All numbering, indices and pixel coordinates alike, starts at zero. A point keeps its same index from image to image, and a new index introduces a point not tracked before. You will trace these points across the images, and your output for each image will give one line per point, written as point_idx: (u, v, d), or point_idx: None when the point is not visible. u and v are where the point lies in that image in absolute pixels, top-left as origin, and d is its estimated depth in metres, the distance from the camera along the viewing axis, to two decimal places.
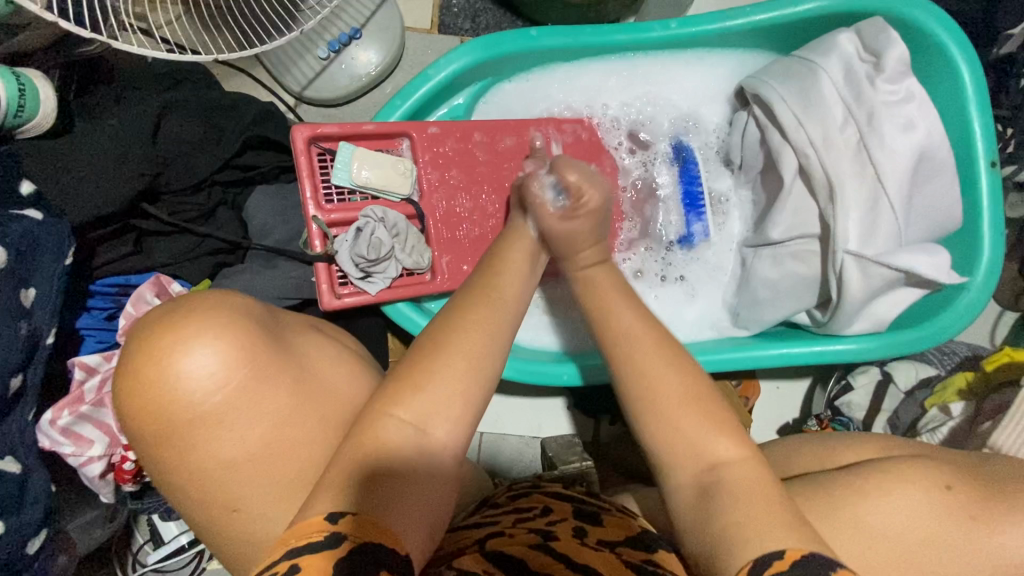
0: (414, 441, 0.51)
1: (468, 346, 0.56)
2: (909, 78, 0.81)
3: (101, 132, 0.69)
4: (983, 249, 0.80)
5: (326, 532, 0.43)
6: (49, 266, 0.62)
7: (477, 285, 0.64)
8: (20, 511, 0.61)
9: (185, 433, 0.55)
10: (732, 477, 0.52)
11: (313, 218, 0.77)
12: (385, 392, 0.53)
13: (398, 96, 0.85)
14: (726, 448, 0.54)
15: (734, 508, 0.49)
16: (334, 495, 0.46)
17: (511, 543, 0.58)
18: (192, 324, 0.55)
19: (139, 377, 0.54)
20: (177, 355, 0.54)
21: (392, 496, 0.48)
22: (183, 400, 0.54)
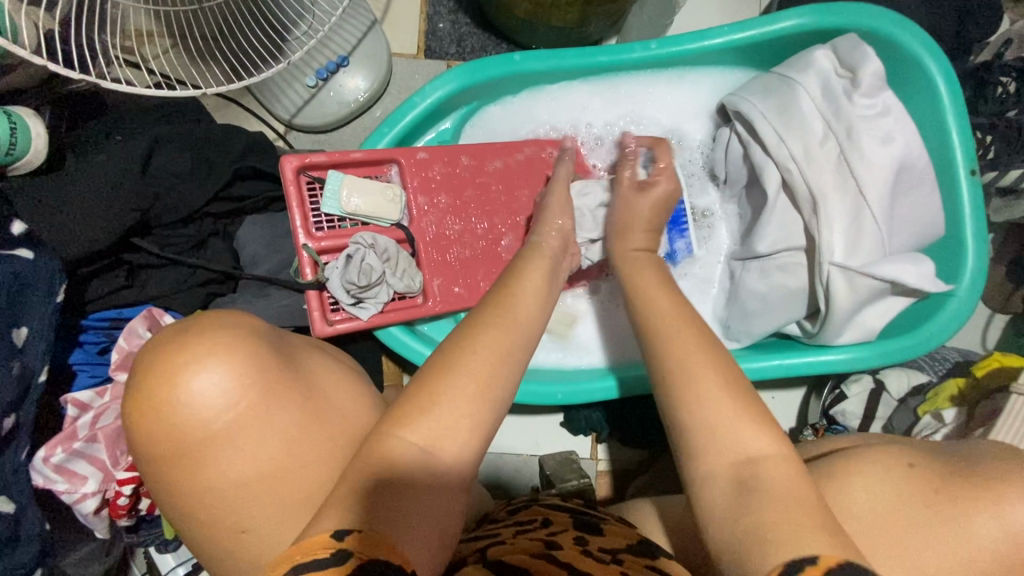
0: (422, 461, 0.50)
1: (469, 370, 0.54)
2: (885, 92, 0.82)
3: (95, 164, 0.70)
4: (967, 257, 0.81)
5: (330, 549, 0.42)
6: (40, 303, 0.63)
7: (488, 300, 0.64)
8: (13, 552, 0.61)
9: (196, 454, 0.54)
10: (766, 475, 0.49)
11: (303, 246, 0.78)
12: (394, 412, 0.52)
13: (385, 123, 0.86)
14: (763, 442, 0.51)
15: (759, 508, 0.46)
16: (341, 513, 0.45)
17: (512, 553, 0.59)
18: (205, 343, 0.56)
19: (148, 396, 0.54)
20: (189, 374, 0.54)
21: (400, 514, 0.46)
22: (195, 419, 0.54)
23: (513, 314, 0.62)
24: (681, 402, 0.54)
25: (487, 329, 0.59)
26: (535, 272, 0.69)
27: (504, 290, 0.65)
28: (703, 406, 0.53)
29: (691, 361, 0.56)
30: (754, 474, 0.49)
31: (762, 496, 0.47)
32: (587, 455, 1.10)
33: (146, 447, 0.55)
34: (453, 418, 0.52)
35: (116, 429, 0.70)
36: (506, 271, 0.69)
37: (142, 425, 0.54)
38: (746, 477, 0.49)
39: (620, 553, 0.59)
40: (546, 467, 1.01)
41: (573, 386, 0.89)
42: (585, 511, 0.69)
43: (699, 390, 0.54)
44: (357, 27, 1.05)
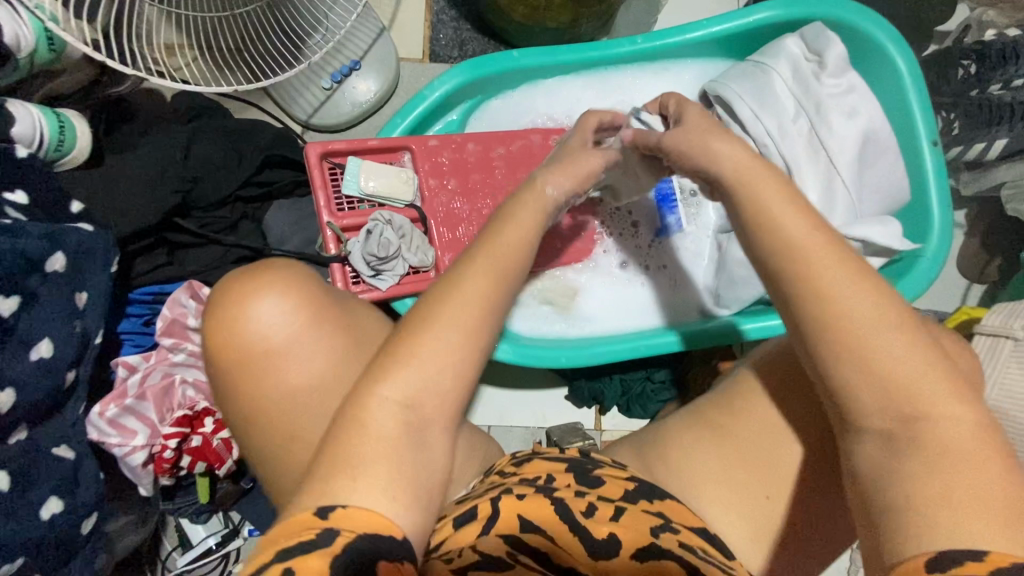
0: (405, 422, 0.52)
1: (443, 335, 0.54)
2: (850, 72, 0.91)
3: (142, 153, 0.80)
4: (933, 219, 0.88)
5: (315, 530, 0.46)
6: (98, 273, 0.70)
7: (470, 249, 0.60)
8: (77, 492, 0.67)
9: (255, 361, 0.61)
10: (938, 436, 0.49)
11: (328, 224, 0.85)
12: (375, 367, 0.53)
13: (398, 115, 0.95)
14: (952, 406, 0.50)
15: (914, 470, 0.49)
16: (326, 485, 0.48)
17: (523, 518, 0.60)
18: (285, 278, 0.63)
19: (224, 301, 0.62)
20: (259, 293, 0.61)
21: (388, 485, 0.50)
22: (258, 331, 0.61)
23: (484, 263, 0.58)
24: (850, 333, 0.51)
25: (472, 276, 0.57)
26: (537, 220, 0.63)
27: (495, 231, 0.61)
28: (878, 344, 0.51)
29: (849, 283, 0.51)
30: (921, 437, 0.50)
31: (918, 460, 0.49)
32: (591, 427, 1.15)
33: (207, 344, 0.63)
34: (422, 379, 0.53)
35: (162, 387, 0.78)
36: (499, 213, 0.64)
37: (212, 324, 0.62)
38: (909, 436, 0.50)
39: (620, 504, 0.64)
40: (551, 435, 1.08)
41: (575, 348, 0.95)
42: (584, 459, 0.71)
43: (873, 326, 0.51)
44: (367, 35, 1.15)
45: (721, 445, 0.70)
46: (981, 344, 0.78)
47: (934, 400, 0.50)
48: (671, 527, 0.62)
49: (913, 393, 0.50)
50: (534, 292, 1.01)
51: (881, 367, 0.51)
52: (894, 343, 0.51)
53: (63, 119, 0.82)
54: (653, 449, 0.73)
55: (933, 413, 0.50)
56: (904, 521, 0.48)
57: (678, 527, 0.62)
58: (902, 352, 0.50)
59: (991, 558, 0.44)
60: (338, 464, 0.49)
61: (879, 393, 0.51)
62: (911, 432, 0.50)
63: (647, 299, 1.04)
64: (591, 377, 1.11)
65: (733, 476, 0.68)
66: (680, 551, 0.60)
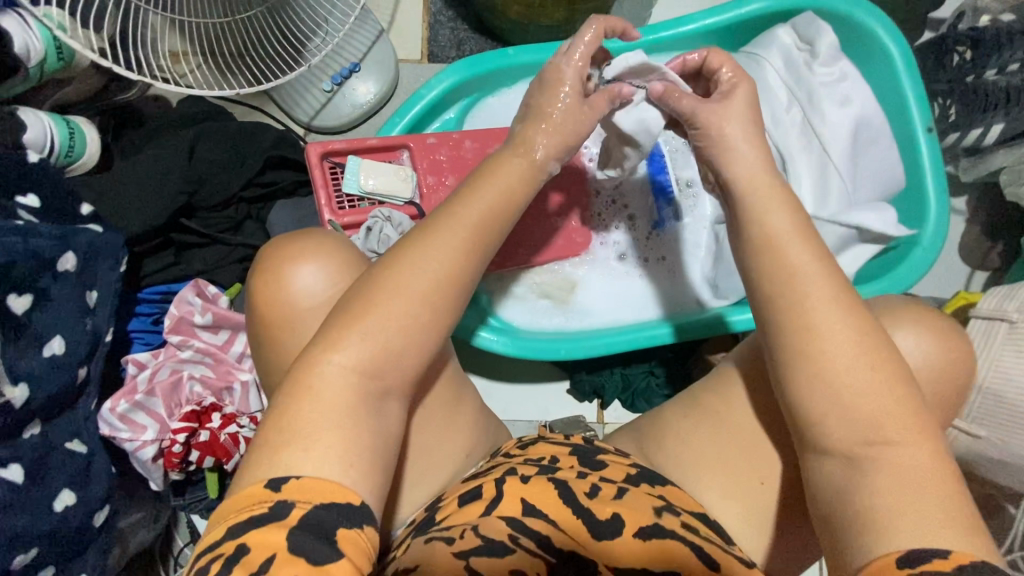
0: (373, 401, 0.56)
1: (395, 311, 0.57)
2: (842, 60, 0.92)
3: (149, 156, 0.82)
4: (929, 205, 0.88)
5: (269, 502, 0.49)
6: (108, 273, 0.73)
7: (430, 220, 0.63)
8: (87, 487, 0.70)
9: (285, 325, 0.61)
10: (893, 457, 0.53)
11: (329, 222, 0.88)
12: (330, 330, 0.56)
13: (396, 115, 0.97)
14: (898, 415, 0.54)
15: (878, 482, 0.53)
16: (274, 460, 0.51)
17: (526, 501, 0.61)
18: (344, 252, 0.62)
19: (282, 258, 0.61)
20: (302, 260, 0.61)
21: (346, 454, 0.53)
22: (297, 295, 0.61)
23: (441, 241, 0.61)
24: (801, 336, 0.56)
25: (431, 252, 0.60)
26: (497, 194, 0.65)
27: (456, 206, 0.63)
28: (833, 349, 0.55)
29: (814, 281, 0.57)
30: (881, 456, 0.53)
31: (882, 475, 0.53)
32: (594, 419, 1.16)
33: (251, 296, 0.62)
34: (380, 348, 0.56)
35: (171, 383, 0.80)
36: (458, 191, 0.66)
37: (262, 276, 0.62)
38: (867, 454, 0.54)
39: (623, 485, 0.65)
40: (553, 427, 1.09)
41: (573, 341, 0.96)
42: (586, 445, 0.73)
43: (815, 327, 0.56)
44: (367, 38, 1.17)
45: (723, 430, 0.71)
46: (976, 327, 0.79)
47: (884, 414, 0.54)
48: (674, 509, 0.64)
49: (873, 412, 0.54)
50: (532, 286, 1.03)
51: (825, 371, 0.55)
52: (849, 344, 0.55)
53: (72, 125, 0.85)
54: (651, 436, 0.75)
55: (889, 437, 0.53)
56: (862, 522, 0.52)
57: (680, 510, 0.64)
58: (860, 365, 0.55)
59: (953, 556, 0.47)
60: (288, 434, 0.52)
61: (831, 407, 0.55)
62: (872, 447, 0.54)
63: (645, 291, 1.05)
64: (592, 371, 1.13)
65: (732, 463, 0.69)
66: (681, 531, 0.61)
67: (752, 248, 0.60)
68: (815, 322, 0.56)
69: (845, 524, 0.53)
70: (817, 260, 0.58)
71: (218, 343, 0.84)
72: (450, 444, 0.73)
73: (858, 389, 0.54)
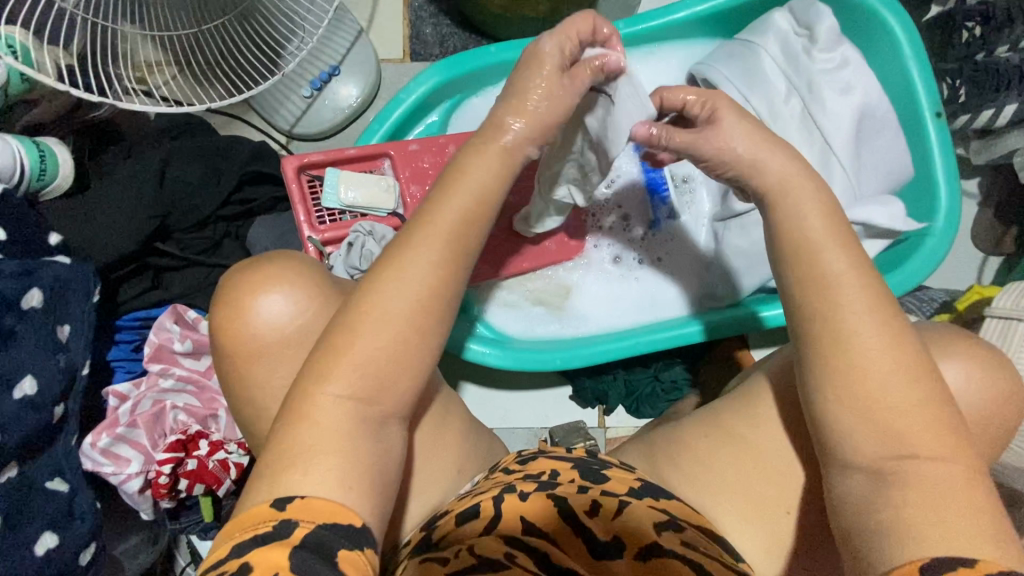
0: (367, 435, 0.52)
1: (381, 337, 0.53)
2: (843, 44, 0.87)
3: (120, 180, 0.79)
4: (939, 195, 0.83)
5: (274, 521, 0.46)
6: (79, 304, 0.70)
7: (402, 231, 0.57)
8: (72, 524, 0.68)
9: (245, 363, 0.57)
10: (919, 472, 0.49)
11: (308, 238, 0.85)
12: (315, 362, 0.52)
13: (376, 121, 0.93)
14: (920, 424, 0.50)
15: (905, 496, 0.49)
16: (274, 481, 0.49)
17: (525, 519, 0.58)
18: (313, 276, 0.58)
19: (245, 289, 0.57)
20: (268, 288, 0.57)
21: (345, 476, 0.50)
22: (263, 325, 0.56)
23: (419, 257, 0.55)
24: (837, 338, 0.52)
25: (407, 274, 0.54)
26: (471, 198, 0.57)
27: (429, 214, 0.57)
28: (857, 353, 0.51)
29: (831, 284, 0.53)
30: (905, 470, 0.50)
31: (905, 491, 0.49)
32: (594, 425, 1.13)
33: (212, 331, 0.58)
34: (368, 377, 0.52)
35: (153, 414, 0.78)
36: (434, 194, 0.59)
37: (224, 309, 0.57)
38: (894, 469, 0.50)
39: (625, 498, 0.61)
40: (555, 434, 1.06)
41: (569, 349, 0.92)
42: (587, 458, 0.68)
43: (846, 335, 0.52)
44: (346, 38, 1.12)
45: (727, 446, 0.69)
46: (992, 327, 0.75)
47: (906, 431, 0.50)
48: (677, 523, 0.60)
49: (894, 423, 0.50)
50: (525, 294, 1.00)
51: (852, 380, 0.51)
52: (880, 353, 0.51)
53: (43, 148, 0.81)
54: (661, 449, 0.72)
55: (909, 447, 0.50)
56: (888, 534, 0.48)
57: (683, 525, 0.60)
58: (888, 375, 0.51)
59: (981, 565, 0.44)
60: (284, 457, 0.49)
61: (858, 416, 0.51)
62: (898, 462, 0.50)
63: (643, 294, 1.01)
64: (595, 378, 1.09)
65: (734, 477, 0.67)
66: (682, 549, 0.56)
67: None
68: (844, 331, 0.52)
69: (870, 536, 0.49)
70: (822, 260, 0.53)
71: (200, 369, 0.83)
72: (446, 472, 0.68)
73: (876, 402, 0.51)
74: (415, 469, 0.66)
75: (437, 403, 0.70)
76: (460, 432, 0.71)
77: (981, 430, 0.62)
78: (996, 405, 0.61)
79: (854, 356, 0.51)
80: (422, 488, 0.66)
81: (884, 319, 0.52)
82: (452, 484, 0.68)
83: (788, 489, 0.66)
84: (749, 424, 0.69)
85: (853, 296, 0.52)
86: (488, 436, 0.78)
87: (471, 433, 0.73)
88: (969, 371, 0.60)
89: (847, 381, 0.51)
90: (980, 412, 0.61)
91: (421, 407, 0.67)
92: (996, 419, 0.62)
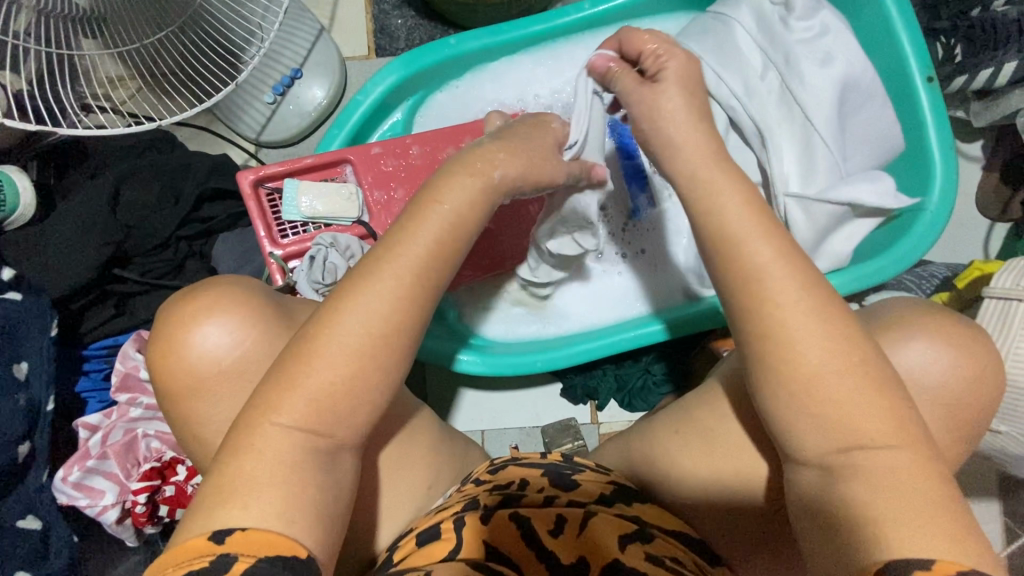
0: (314, 467, 0.48)
1: (324, 363, 0.49)
2: (823, 11, 0.82)
3: (70, 207, 0.77)
4: (933, 166, 0.77)
5: (210, 556, 0.42)
6: (36, 339, 0.71)
7: (368, 257, 0.53)
8: (46, 562, 0.70)
9: (189, 396, 0.57)
10: (915, 480, 0.45)
11: (271, 254, 0.82)
12: (265, 391, 0.49)
13: (334, 126, 0.89)
14: (886, 418, 0.46)
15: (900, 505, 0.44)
16: (212, 511, 0.45)
17: (490, 544, 0.55)
18: (246, 306, 0.58)
19: (177, 323, 0.57)
20: (199, 324, 0.57)
21: (285, 508, 0.46)
22: (199, 361, 0.57)
23: (365, 275, 0.52)
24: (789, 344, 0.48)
25: (348, 295, 0.51)
26: (418, 212, 0.55)
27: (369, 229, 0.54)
28: (834, 358, 0.47)
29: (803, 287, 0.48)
30: (857, 462, 0.46)
31: (863, 481, 0.46)
32: (587, 421, 1.08)
33: (152, 369, 0.58)
34: (312, 406, 0.48)
35: (125, 444, 0.78)
36: (396, 223, 0.56)
37: (160, 346, 0.57)
38: (842, 463, 0.47)
39: (591, 507, 0.60)
40: (544, 434, 1.05)
41: (549, 351, 0.89)
42: (559, 464, 0.67)
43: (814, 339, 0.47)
44: (307, 37, 1.07)
45: (704, 444, 0.65)
46: (990, 309, 0.72)
47: (890, 442, 0.46)
48: (647, 534, 0.57)
49: (878, 425, 0.46)
50: (504, 295, 0.97)
51: (799, 375, 0.47)
52: (839, 350, 0.47)
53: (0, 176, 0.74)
54: (641, 453, 0.69)
55: (868, 439, 0.46)
56: (858, 531, 0.45)
57: (654, 534, 0.58)
58: (859, 381, 0.46)
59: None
60: (221, 493, 0.45)
61: (815, 408, 0.47)
62: (848, 453, 0.47)
63: (626, 288, 0.98)
64: (584, 374, 1.06)
65: (716, 482, 0.63)
66: (644, 565, 0.54)
67: (718, 257, 0.50)
68: (793, 325, 0.47)
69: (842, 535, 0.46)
70: (780, 251, 0.49)
71: None
72: (415, 490, 0.66)
73: (852, 406, 0.46)
74: (380, 488, 0.64)
75: (401, 420, 0.67)
76: (430, 449, 0.69)
77: (974, 422, 0.57)
78: (986, 394, 0.57)
79: (826, 363, 0.47)
80: (391, 508, 0.64)
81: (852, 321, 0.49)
82: (424, 503, 0.66)
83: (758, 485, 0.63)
84: (730, 424, 0.64)
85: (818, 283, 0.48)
86: (463, 449, 0.75)
87: (442, 446, 0.71)
88: (957, 362, 0.56)
89: (831, 386, 0.46)
90: (972, 403, 0.57)
91: (383, 425, 0.65)
92: (986, 409, 0.57)
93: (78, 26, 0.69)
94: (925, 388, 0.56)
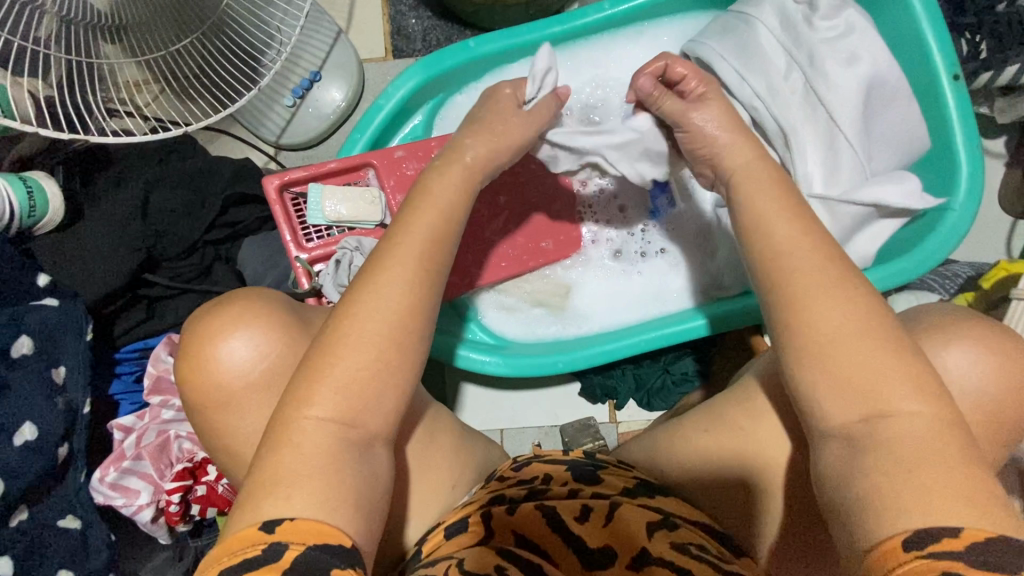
0: (352, 460, 0.49)
1: (360, 358, 0.50)
2: (847, 9, 0.81)
3: (102, 214, 0.79)
4: (960, 165, 0.77)
5: (262, 545, 0.43)
6: (73, 344, 0.73)
7: (376, 257, 0.54)
8: (87, 560, 0.72)
9: (225, 403, 0.59)
10: (954, 470, 0.44)
11: (296, 258, 0.83)
12: (295, 387, 0.50)
13: (356, 130, 0.90)
14: (910, 410, 0.47)
15: (944, 493, 0.43)
16: (260, 502, 0.46)
17: (518, 535, 0.56)
18: (271, 317, 0.59)
19: (205, 336, 0.58)
20: (226, 335, 0.58)
21: (328, 498, 0.47)
22: (227, 373, 0.58)
23: (392, 279, 0.52)
24: (811, 345, 0.49)
25: (379, 295, 0.52)
26: (447, 217, 0.57)
27: (394, 235, 0.55)
28: (859, 356, 0.48)
29: (823, 289, 0.50)
30: (874, 432, 0.47)
31: (883, 455, 0.46)
32: (605, 420, 1.09)
33: (180, 384, 0.60)
34: (350, 399, 0.49)
35: (158, 445, 0.80)
36: (394, 219, 0.57)
37: (187, 360, 0.59)
38: (865, 443, 0.47)
39: (615, 498, 0.60)
40: (564, 434, 1.05)
41: (571, 352, 0.90)
42: (581, 459, 0.67)
43: (833, 337, 0.49)
44: (325, 39, 1.07)
45: (727, 443, 0.66)
46: (1020, 311, 0.74)
47: (925, 435, 0.46)
48: (670, 522, 0.58)
49: (909, 415, 0.47)
50: (525, 295, 0.97)
51: (826, 371, 0.49)
52: (855, 353, 0.48)
53: (30, 183, 0.73)
54: (664, 450, 0.69)
55: (902, 434, 0.46)
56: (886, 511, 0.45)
57: (678, 522, 0.58)
58: (892, 376, 0.48)
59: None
60: (265, 485, 0.46)
61: (845, 401, 0.48)
62: (859, 424, 0.48)
63: (645, 288, 0.98)
64: (603, 373, 1.06)
65: (742, 483, 0.64)
66: (670, 554, 0.54)
67: None
68: (819, 327, 0.49)
69: (863, 517, 0.45)
70: (794, 251, 0.52)
71: None
72: (442, 489, 0.67)
73: (878, 399, 0.47)
74: (409, 487, 0.65)
75: (425, 421, 0.68)
76: (454, 449, 0.70)
77: (1006, 422, 0.57)
78: (1012, 393, 0.57)
79: (852, 362, 0.48)
80: (420, 507, 0.65)
81: (878, 321, 0.49)
82: (451, 501, 0.67)
83: (781, 484, 0.63)
84: (755, 424, 0.65)
85: (819, 280, 0.51)
86: (487, 448, 0.76)
87: (466, 446, 0.72)
88: (984, 363, 0.56)
89: (861, 382, 0.48)
90: (1003, 401, 0.57)
91: (411, 426, 0.66)
92: (1012, 407, 0.57)
93: (101, 33, 0.68)
94: (954, 389, 0.56)
